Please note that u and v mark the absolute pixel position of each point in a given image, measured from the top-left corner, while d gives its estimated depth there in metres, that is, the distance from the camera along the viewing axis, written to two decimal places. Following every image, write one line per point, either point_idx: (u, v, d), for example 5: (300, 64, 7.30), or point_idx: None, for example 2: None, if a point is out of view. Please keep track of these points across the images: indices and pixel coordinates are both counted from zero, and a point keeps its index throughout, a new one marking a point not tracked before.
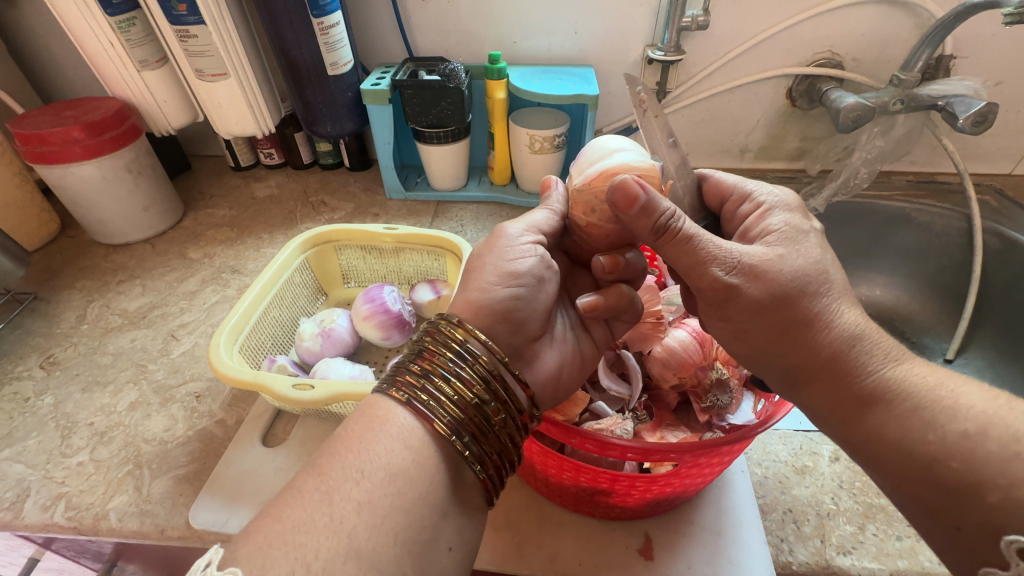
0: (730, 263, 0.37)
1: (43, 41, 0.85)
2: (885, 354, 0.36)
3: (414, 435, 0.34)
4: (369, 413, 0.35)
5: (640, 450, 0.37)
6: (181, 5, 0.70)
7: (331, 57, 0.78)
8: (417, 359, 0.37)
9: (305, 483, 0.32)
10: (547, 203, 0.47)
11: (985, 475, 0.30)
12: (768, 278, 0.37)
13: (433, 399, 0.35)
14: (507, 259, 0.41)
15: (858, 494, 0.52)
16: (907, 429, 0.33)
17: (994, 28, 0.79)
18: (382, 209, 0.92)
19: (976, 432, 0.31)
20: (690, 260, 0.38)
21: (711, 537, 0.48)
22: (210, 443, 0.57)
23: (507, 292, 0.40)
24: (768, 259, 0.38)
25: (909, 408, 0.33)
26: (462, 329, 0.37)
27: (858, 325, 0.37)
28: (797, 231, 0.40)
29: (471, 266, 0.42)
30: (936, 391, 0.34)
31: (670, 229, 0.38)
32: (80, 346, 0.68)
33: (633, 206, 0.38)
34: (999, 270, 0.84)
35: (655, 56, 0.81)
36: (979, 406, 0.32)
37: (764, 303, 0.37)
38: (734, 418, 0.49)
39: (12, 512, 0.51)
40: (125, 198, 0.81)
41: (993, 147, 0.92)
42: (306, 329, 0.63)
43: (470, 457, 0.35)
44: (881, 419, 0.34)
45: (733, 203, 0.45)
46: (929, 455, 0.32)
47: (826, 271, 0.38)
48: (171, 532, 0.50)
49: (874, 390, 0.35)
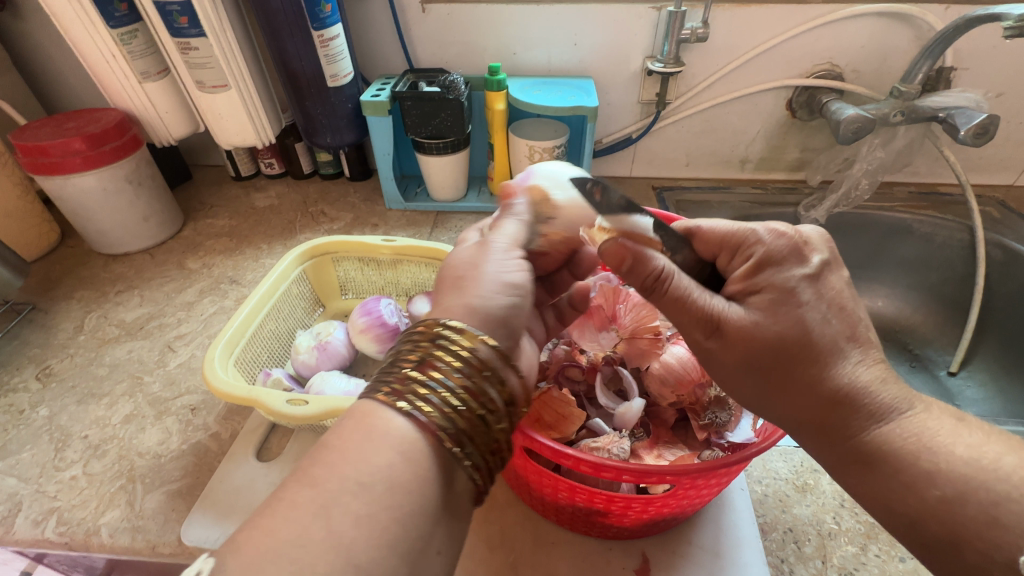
0: (711, 327, 0.38)
1: (48, 53, 0.86)
2: (871, 413, 0.34)
3: (415, 448, 0.31)
4: (365, 422, 0.32)
5: (635, 472, 0.36)
6: (183, 18, 0.71)
7: (330, 69, 0.79)
8: (415, 365, 0.34)
9: (298, 493, 0.29)
10: (512, 211, 0.44)
11: (964, 537, 0.30)
12: (750, 336, 0.36)
13: (436, 410, 0.32)
14: (504, 273, 0.39)
15: (859, 513, 0.51)
16: (890, 491, 0.33)
17: (994, 41, 0.79)
18: (382, 220, 0.92)
19: (955, 497, 0.30)
20: (680, 317, 0.39)
21: (710, 557, 0.47)
22: (204, 457, 0.56)
23: (506, 300, 0.38)
24: (746, 322, 0.37)
25: (893, 470, 0.33)
26: (468, 334, 0.35)
27: (847, 379, 0.34)
28: (785, 290, 0.37)
29: (457, 275, 0.39)
30: (919, 450, 0.32)
31: (659, 287, 0.38)
32: (77, 357, 0.68)
33: (623, 264, 0.39)
34: (1001, 283, 0.83)
35: (655, 67, 0.81)
36: (960, 467, 0.31)
37: (743, 363, 0.37)
38: (734, 435, 0.48)
39: (3, 527, 0.51)
40: (125, 209, 0.81)
41: (994, 158, 0.92)
42: (303, 342, 0.62)
43: (465, 461, 0.33)
44: (868, 477, 0.34)
45: (727, 255, 0.43)
46: (910, 515, 0.32)
47: (810, 328, 0.35)
48: (163, 548, 0.49)
49: (867, 449, 0.34)
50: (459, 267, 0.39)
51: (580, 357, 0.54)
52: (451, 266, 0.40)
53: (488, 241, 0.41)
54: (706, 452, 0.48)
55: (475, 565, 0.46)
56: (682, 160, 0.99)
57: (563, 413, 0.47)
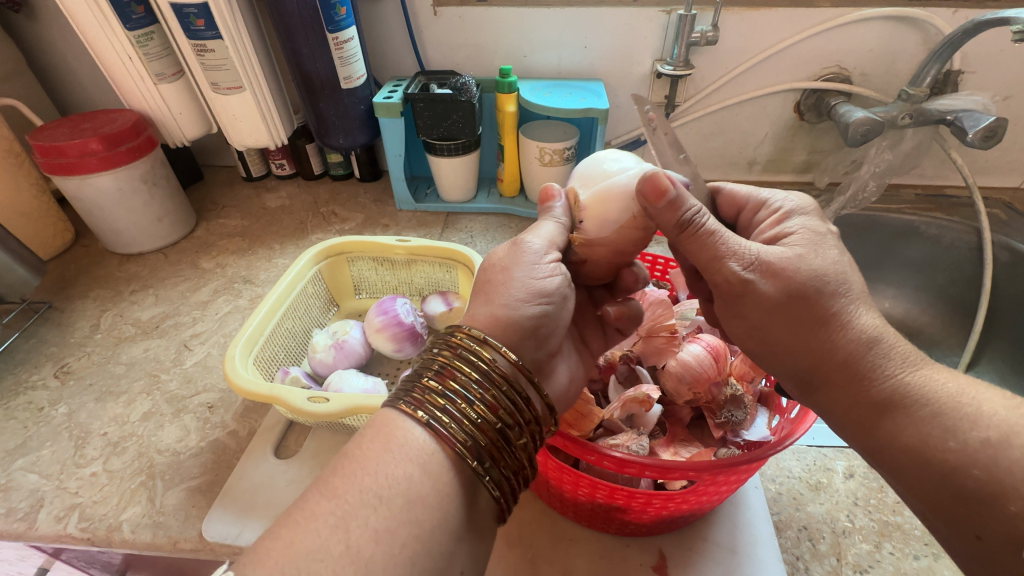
0: (749, 259, 0.38)
1: (64, 55, 0.87)
2: (903, 358, 0.35)
3: (433, 459, 0.33)
4: (386, 432, 0.34)
5: (658, 468, 0.37)
6: (199, 20, 0.71)
7: (344, 71, 0.79)
8: (434, 375, 0.36)
9: (318, 504, 0.31)
10: (551, 213, 0.45)
11: (1009, 485, 0.29)
12: (787, 274, 0.37)
13: (454, 421, 0.33)
14: (536, 277, 0.41)
15: (873, 511, 0.51)
16: (926, 436, 0.33)
17: (1001, 44, 0.79)
18: (393, 220, 0.92)
19: (998, 440, 0.30)
20: (707, 254, 0.39)
21: (726, 554, 0.47)
22: (223, 454, 0.57)
23: (536, 309, 0.40)
24: (787, 257, 0.38)
25: (928, 414, 0.33)
26: (487, 345, 0.37)
27: (876, 328, 0.37)
28: (816, 235, 0.40)
29: (490, 282, 0.42)
30: (954, 398, 0.33)
31: (693, 225, 0.39)
32: (94, 355, 0.68)
33: (662, 199, 0.38)
34: (1008, 284, 0.84)
35: (665, 70, 0.82)
36: (1001, 414, 0.31)
37: (777, 302, 0.38)
38: (749, 434, 0.49)
39: (26, 522, 0.51)
40: (140, 209, 0.82)
41: (1000, 161, 0.92)
42: (319, 341, 0.63)
43: (486, 478, 0.34)
44: (899, 424, 0.34)
45: (750, 211, 0.46)
46: (949, 464, 0.31)
47: (845, 274, 0.38)
48: (184, 544, 0.50)
49: (890, 395, 0.34)
50: (492, 268, 0.42)
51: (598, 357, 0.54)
52: (490, 265, 0.43)
53: (522, 242, 0.42)
54: (723, 450, 0.48)
55: (494, 561, 0.47)
56: (690, 162, 1.00)
57: (581, 411, 0.48)
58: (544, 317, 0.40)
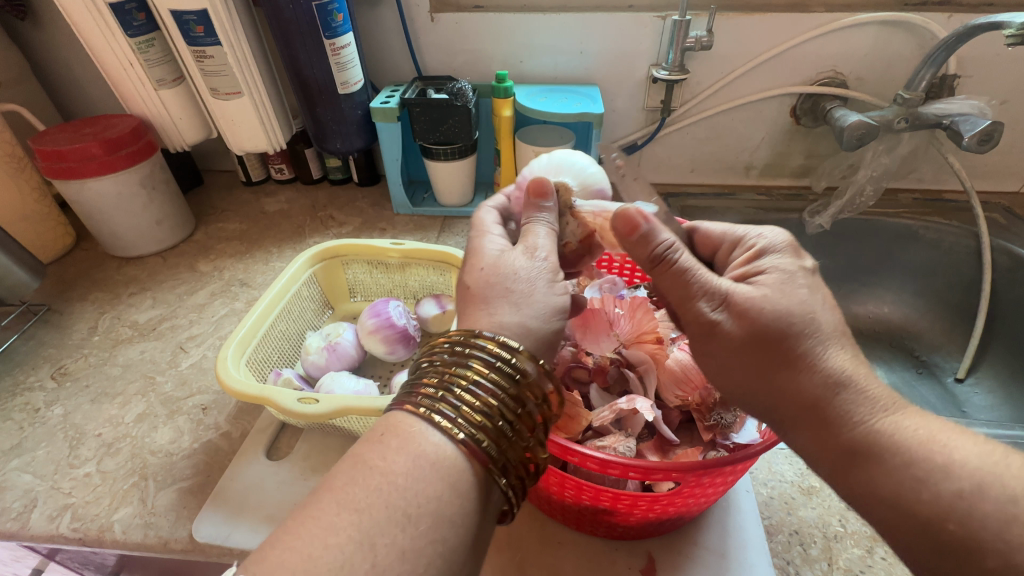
0: (717, 298, 0.39)
1: (67, 61, 0.89)
2: (874, 404, 0.34)
3: (454, 462, 0.32)
4: (402, 434, 0.32)
5: (641, 470, 0.37)
6: (199, 27, 0.73)
7: (341, 77, 0.80)
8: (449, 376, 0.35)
9: (328, 507, 0.29)
10: (542, 218, 0.45)
11: (984, 538, 0.29)
12: (753, 316, 0.37)
13: (474, 422, 0.33)
14: (555, 293, 0.41)
15: (865, 517, 0.51)
16: (900, 486, 0.32)
17: (997, 49, 0.79)
18: (390, 224, 0.93)
19: (972, 491, 0.30)
20: (681, 291, 0.41)
21: (715, 558, 0.47)
22: (215, 455, 0.57)
23: (555, 321, 0.41)
24: (750, 296, 0.38)
25: (900, 464, 0.32)
26: (504, 343, 0.37)
27: (844, 369, 0.36)
28: (788, 273, 0.40)
29: (499, 286, 0.40)
30: (929, 445, 0.32)
31: (666, 259, 0.41)
32: (91, 357, 0.69)
33: (635, 232, 0.42)
34: (1008, 289, 0.83)
35: (660, 75, 0.82)
36: (973, 462, 0.31)
37: (744, 341, 0.38)
38: (739, 437, 0.48)
39: (19, 522, 0.52)
40: (139, 213, 0.82)
41: (999, 165, 0.92)
42: (313, 343, 0.64)
43: (501, 480, 0.34)
44: (871, 473, 0.33)
45: (725, 249, 0.47)
46: (924, 517, 0.30)
47: (813, 314, 0.37)
48: (174, 545, 0.50)
49: (857, 444, 0.34)
50: (497, 275, 0.41)
51: (588, 359, 0.55)
52: (494, 270, 0.41)
53: (534, 252, 0.42)
54: (711, 453, 0.48)
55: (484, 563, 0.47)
56: (687, 166, 1.00)
57: (571, 413, 0.48)
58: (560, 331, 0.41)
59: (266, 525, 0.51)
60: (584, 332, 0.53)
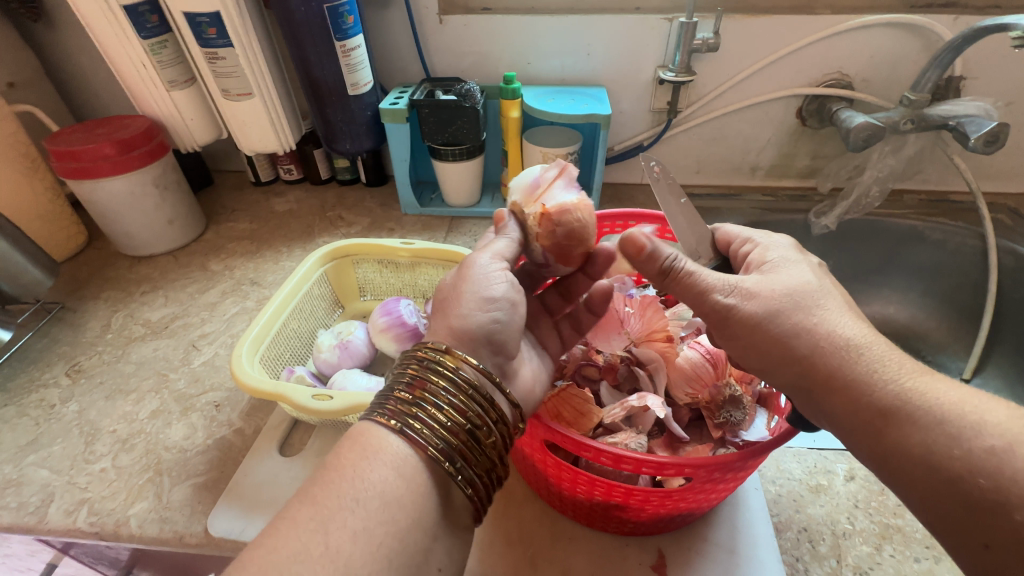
0: (727, 286, 0.41)
1: (80, 63, 0.90)
2: (900, 367, 0.35)
3: (408, 464, 0.34)
4: (360, 441, 0.34)
5: (655, 464, 0.38)
6: (211, 29, 0.73)
7: (350, 78, 0.81)
8: (406, 386, 0.37)
9: (299, 512, 0.31)
10: (503, 230, 0.45)
11: (1016, 493, 0.29)
12: (763, 297, 0.40)
13: (426, 428, 0.35)
14: (483, 288, 0.41)
15: (873, 514, 0.51)
16: (930, 442, 0.32)
17: (1003, 51, 0.80)
18: (398, 224, 0.94)
19: (1004, 448, 0.30)
20: (693, 291, 0.42)
21: (725, 554, 0.47)
22: (228, 451, 0.58)
23: (486, 316, 0.40)
24: (757, 283, 0.41)
25: (928, 421, 0.33)
26: (452, 354, 0.38)
27: (862, 337, 0.37)
28: (788, 261, 0.43)
29: (444, 297, 0.42)
30: (959, 406, 0.33)
31: (673, 270, 0.42)
32: (104, 355, 0.70)
33: (642, 252, 0.42)
34: (1015, 289, 0.84)
35: (667, 76, 0.83)
36: (1006, 421, 0.31)
37: (757, 322, 0.40)
38: (748, 434, 0.49)
39: (37, 516, 0.52)
40: (151, 212, 0.83)
41: (1005, 166, 0.92)
42: (324, 341, 0.64)
43: (460, 479, 0.35)
44: (903, 432, 0.33)
45: (737, 247, 0.47)
46: (956, 471, 0.31)
47: (819, 291, 0.40)
48: (190, 539, 0.51)
49: (887, 403, 0.34)
50: (445, 287, 0.42)
51: (598, 357, 0.55)
52: (443, 284, 0.43)
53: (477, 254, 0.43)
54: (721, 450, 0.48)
55: (495, 559, 0.47)
56: (693, 167, 1.00)
57: (583, 411, 0.48)
58: (496, 325, 0.40)
59: None
60: (595, 330, 0.54)
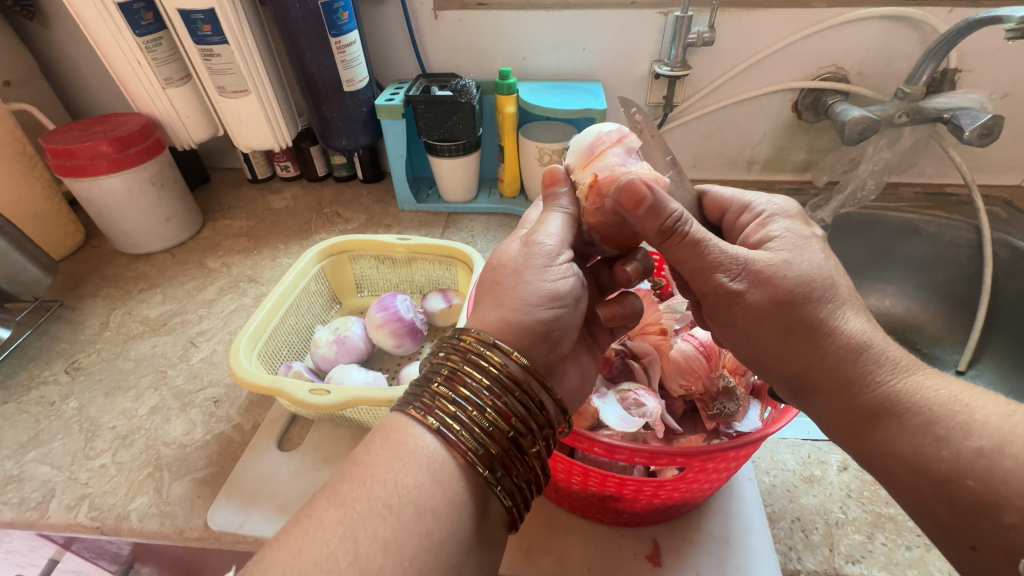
0: (736, 269, 0.39)
1: (75, 61, 0.90)
2: (896, 365, 0.36)
3: (444, 468, 0.34)
4: (397, 439, 0.35)
5: (647, 454, 0.38)
6: (206, 26, 0.73)
7: (346, 74, 0.81)
8: (444, 380, 0.37)
9: (324, 512, 0.32)
10: (559, 205, 0.46)
11: (1003, 495, 0.29)
12: (772, 282, 0.39)
13: (465, 430, 0.35)
14: (548, 280, 0.41)
15: (866, 503, 0.52)
16: (920, 444, 0.33)
17: (997, 43, 0.80)
18: (395, 220, 0.94)
19: (991, 449, 0.31)
20: (697, 262, 0.40)
21: (718, 544, 0.48)
22: (228, 446, 0.58)
23: (550, 312, 0.40)
24: (769, 265, 0.39)
25: (920, 422, 0.33)
26: (499, 351, 0.38)
27: (865, 333, 0.37)
28: (798, 237, 0.42)
29: (502, 289, 0.42)
30: (949, 406, 0.33)
31: (678, 232, 0.39)
32: (104, 352, 0.70)
33: (641, 206, 0.39)
34: (1009, 282, 0.84)
35: (662, 71, 0.83)
36: (994, 421, 0.32)
37: (765, 308, 0.39)
38: (741, 425, 0.49)
39: (38, 512, 0.53)
40: (148, 210, 0.84)
41: (1000, 159, 0.92)
42: (322, 337, 0.65)
43: (498, 488, 0.35)
44: (891, 432, 0.34)
45: (733, 213, 0.47)
46: (943, 473, 0.32)
47: (830, 277, 0.39)
48: (190, 533, 0.51)
49: (881, 404, 0.35)
50: (500, 274, 0.42)
51: None
52: (499, 271, 0.43)
53: (535, 242, 0.43)
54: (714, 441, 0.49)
55: None
56: (688, 162, 1.01)
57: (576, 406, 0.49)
58: (557, 321, 0.41)
59: (284, 514, 0.52)
60: None
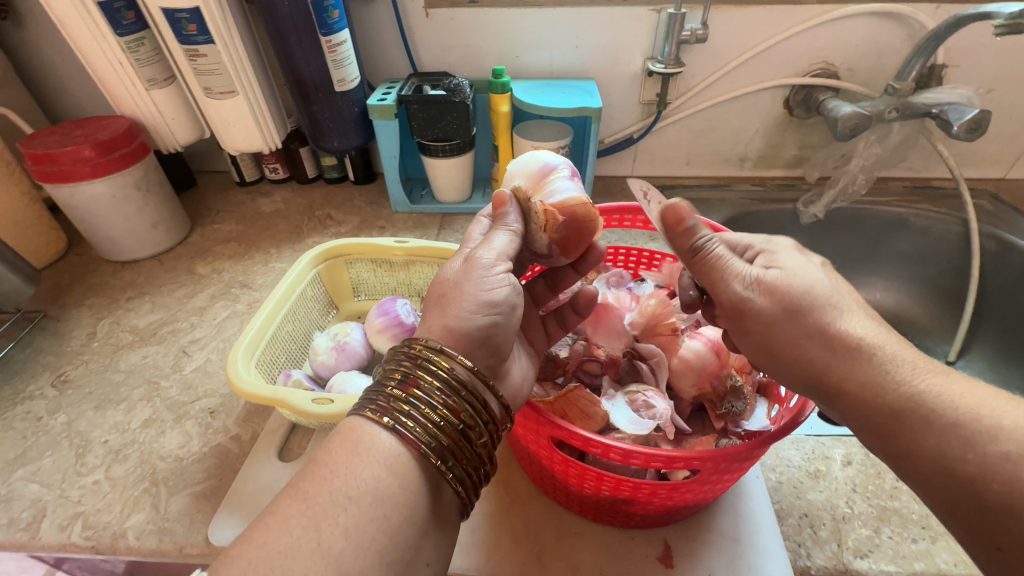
0: (748, 279, 0.41)
1: (51, 62, 0.86)
2: (914, 367, 0.36)
3: (400, 461, 0.33)
4: (351, 438, 0.34)
5: (664, 458, 0.37)
6: (191, 25, 0.71)
7: (337, 73, 0.79)
8: (398, 383, 0.36)
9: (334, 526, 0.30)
10: (506, 222, 0.45)
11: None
12: (783, 290, 0.40)
13: (419, 425, 0.34)
14: (485, 290, 0.40)
15: (872, 497, 0.52)
16: (946, 444, 0.33)
17: (984, 38, 0.81)
18: (388, 222, 0.92)
19: (1018, 454, 0.31)
20: (716, 275, 0.43)
21: (730, 543, 0.48)
22: (226, 458, 0.57)
23: (486, 320, 0.39)
24: (779, 276, 0.41)
25: (943, 424, 0.34)
26: (446, 354, 0.37)
27: (875, 336, 0.38)
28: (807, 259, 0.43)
29: (443, 295, 0.41)
30: (976, 410, 0.33)
31: (702, 251, 0.43)
32: (92, 364, 0.68)
33: (682, 224, 0.43)
34: (997, 273, 0.86)
35: (656, 68, 0.83)
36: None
37: (778, 313, 0.40)
38: (750, 424, 0.49)
39: (29, 532, 0.51)
40: (134, 216, 0.81)
41: (986, 153, 0.94)
42: (321, 343, 0.63)
43: (451, 477, 0.35)
44: (916, 432, 0.34)
45: None
46: (970, 475, 0.32)
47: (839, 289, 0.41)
48: (189, 550, 0.50)
49: (902, 404, 0.35)
50: (442, 285, 0.41)
51: (599, 352, 0.55)
52: (441, 280, 0.42)
53: (473, 257, 0.42)
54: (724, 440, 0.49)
55: (501, 557, 0.47)
56: (682, 159, 1.01)
57: (584, 410, 0.48)
58: (495, 327, 0.40)
59: (250, 519, 0.51)
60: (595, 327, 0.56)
